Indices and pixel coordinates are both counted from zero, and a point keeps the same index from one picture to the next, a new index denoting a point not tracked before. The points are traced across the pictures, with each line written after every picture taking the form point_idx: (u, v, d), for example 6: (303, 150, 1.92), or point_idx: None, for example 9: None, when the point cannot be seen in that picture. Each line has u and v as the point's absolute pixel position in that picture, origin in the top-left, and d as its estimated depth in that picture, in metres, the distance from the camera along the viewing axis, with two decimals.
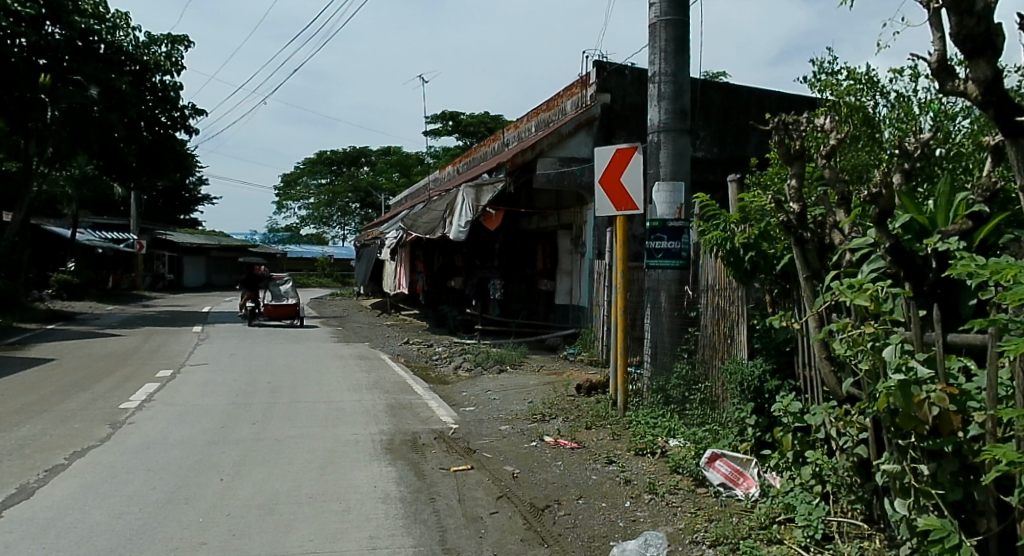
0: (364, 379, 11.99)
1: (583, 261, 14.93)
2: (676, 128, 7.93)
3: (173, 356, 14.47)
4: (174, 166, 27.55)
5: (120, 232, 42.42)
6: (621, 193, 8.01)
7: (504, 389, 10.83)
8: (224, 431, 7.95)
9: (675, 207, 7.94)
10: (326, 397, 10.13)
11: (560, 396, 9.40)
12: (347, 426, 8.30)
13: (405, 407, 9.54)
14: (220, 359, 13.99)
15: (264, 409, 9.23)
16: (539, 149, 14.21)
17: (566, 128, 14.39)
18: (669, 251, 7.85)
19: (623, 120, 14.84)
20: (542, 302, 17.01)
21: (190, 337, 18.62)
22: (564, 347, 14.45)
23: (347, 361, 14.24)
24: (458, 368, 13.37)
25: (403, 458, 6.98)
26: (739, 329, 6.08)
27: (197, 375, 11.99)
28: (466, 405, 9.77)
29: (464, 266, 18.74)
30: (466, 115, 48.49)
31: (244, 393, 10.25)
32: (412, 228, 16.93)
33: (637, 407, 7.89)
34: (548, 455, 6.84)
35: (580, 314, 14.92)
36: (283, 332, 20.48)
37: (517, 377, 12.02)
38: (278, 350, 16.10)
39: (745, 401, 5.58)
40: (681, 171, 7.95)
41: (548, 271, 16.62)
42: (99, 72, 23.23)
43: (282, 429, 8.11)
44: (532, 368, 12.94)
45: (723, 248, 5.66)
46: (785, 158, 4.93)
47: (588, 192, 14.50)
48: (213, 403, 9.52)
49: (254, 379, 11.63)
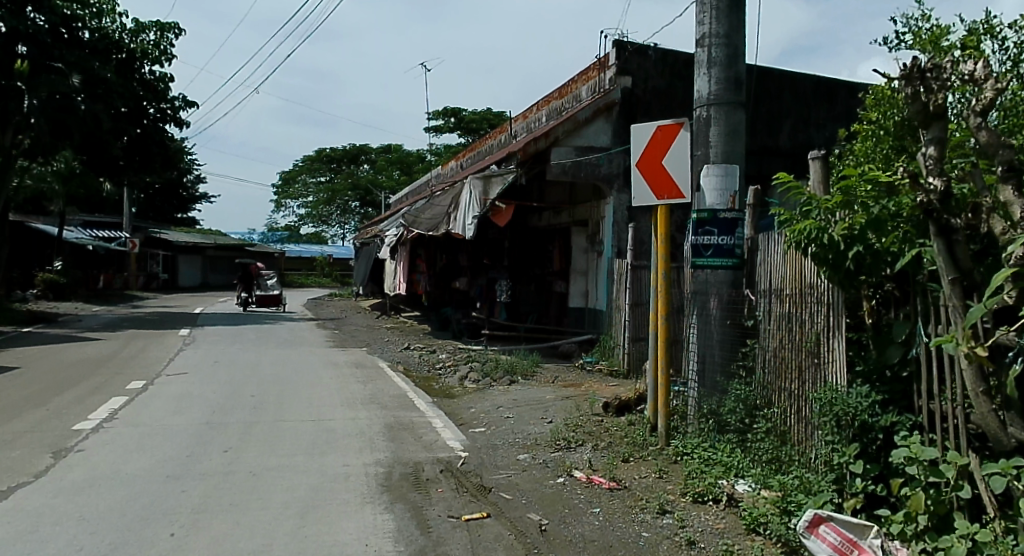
0: (360, 392, 10.73)
1: (600, 261, 13.74)
2: (729, 101, 6.64)
3: (151, 363, 13.18)
4: (164, 162, 26.25)
5: (112, 231, 41.15)
6: (664, 178, 6.73)
7: (518, 405, 9.57)
8: (191, 461, 6.66)
9: (728, 194, 6.61)
10: (315, 416, 8.83)
11: (585, 416, 8.18)
12: (337, 455, 7.01)
13: (406, 429, 8.26)
14: (203, 369, 12.69)
15: (242, 432, 7.94)
16: (554, 137, 12.94)
17: (582, 115, 13.12)
18: (720, 248, 6.58)
19: (644, 105, 13.52)
20: (555, 305, 15.69)
21: (174, 341, 17.34)
22: (580, 354, 13.28)
23: (343, 370, 12.96)
24: (464, 379, 12.05)
25: (403, 500, 5.66)
26: (824, 343, 4.85)
27: (173, 387, 10.70)
28: (476, 426, 8.50)
29: (468, 266, 17.40)
30: (468, 111, 47.53)
31: (221, 411, 8.96)
32: (414, 224, 15.69)
33: (682, 435, 6.62)
34: (579, 499, 5.54)
35: (598, 318, 13.67)
36: (276, 336, 19.21)
37: (531, 390, 10.76)
38: (267, 356, 14.83)
39: (847, 442, 4.28)
40: (736, 152, 6.67)
41: (563, 271, 15.30)
42: (83, 60, 21.97)
43: (259, 459, 6.82)
44: (546, 380, 11.66)
45: (821, 241, 4.35)
46: (919, 119, 3.65)
47: (607, 184, 13.30)
48: (184, 423, 8.23)
49: (236, 392, 10.35)
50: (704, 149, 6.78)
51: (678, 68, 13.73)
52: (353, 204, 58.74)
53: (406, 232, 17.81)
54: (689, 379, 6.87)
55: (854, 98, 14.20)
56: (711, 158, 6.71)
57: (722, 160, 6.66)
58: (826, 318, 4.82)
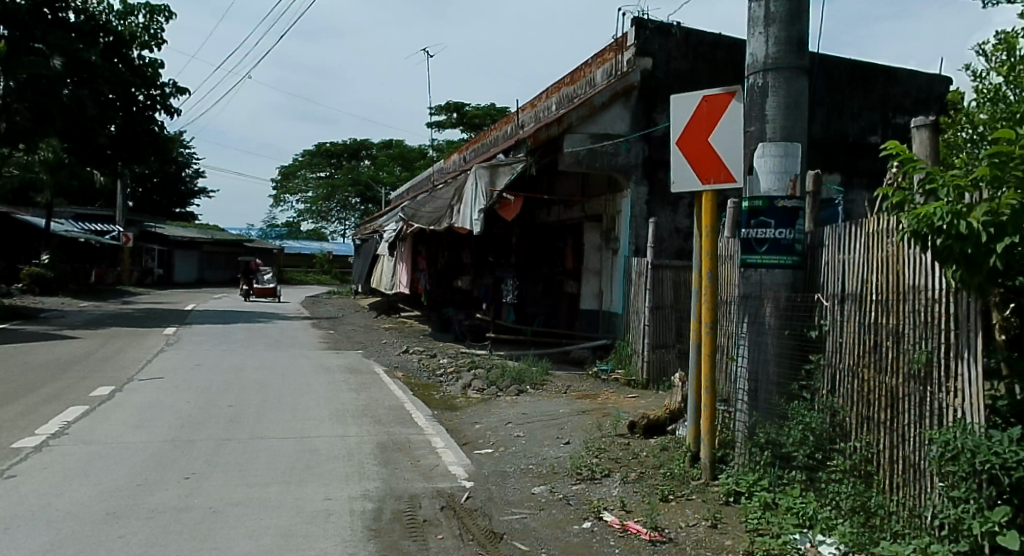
0: (351, 402, 9.61)
1: (616, 259, 12.67)
2: (791, 66, 5.52)
3: (124, 366, 12.08)
4: (154, 151, 25.05)
5: (104, 224, 40.09)
6: (710, 158, 5.60)
7: (528, 421, 8.47)
8: (142, 492, 5.55)
9: (788, 178, 5.47)
10: (297, 432, 7.70)
11: (608, 437, 7.12)
12: (318, 486, 5.88)
13: (401, 450, 7.16)
14: (181, 373, 11.59)
15: (210, 453, 6.84)
16: (567, 124, 11.85)
17: (598, 99, 12.01)
18: (778, 243, 5.47)
19: (665, 89, 12.40)
20: (565, 307, 14.64)
21: (156, 341, 16.24)
22: (593, 362, 12.22)
23: (336, 376, 11.86)
24: (467, 388, 10.94)
25: (393, 551, 4.53)
26: (942, 369, 3.74)
27: (143, 395, 9.61)
28: (482, 446, 7.39)
29: (472, 264, 16.34)
30: (471, 106, 46.42)
31: (190, 425, 7.84)
32: (414, 218, 14.60)
33: (731, 466, 5.55)
34: (615, 553, 4.43)
35: (612, 321, 12.60)
36: (268, 336, 18.11)
37: (542, 403, 9.66)
38: (255, 358, 13.74)
39: (993, 503, 3.23)
40: (798, 129, 5.54)
41: (575, 271, 14.21)
42: (66, 42, 20.92)
43: (224, 489, 5.71)
44: (558, 391, 10.60)
45: (954, 231, 3.25)
46: None
47: (624, 175, 12.22)
48: (144, 441, 7.10)
49: (212, 402, 9.25)
50: (758, 124, 5.63)
51: (703, 49, 12.60)
52: (353, 200, 57.63)
53: (406, 226, 16.72)
54: (737, 401, 5.79)
55: (893, 85, 13.11)
56: (766, 136, 5.57)
57: (780, 138, 5.52)
58: (945, 334, 3.73)
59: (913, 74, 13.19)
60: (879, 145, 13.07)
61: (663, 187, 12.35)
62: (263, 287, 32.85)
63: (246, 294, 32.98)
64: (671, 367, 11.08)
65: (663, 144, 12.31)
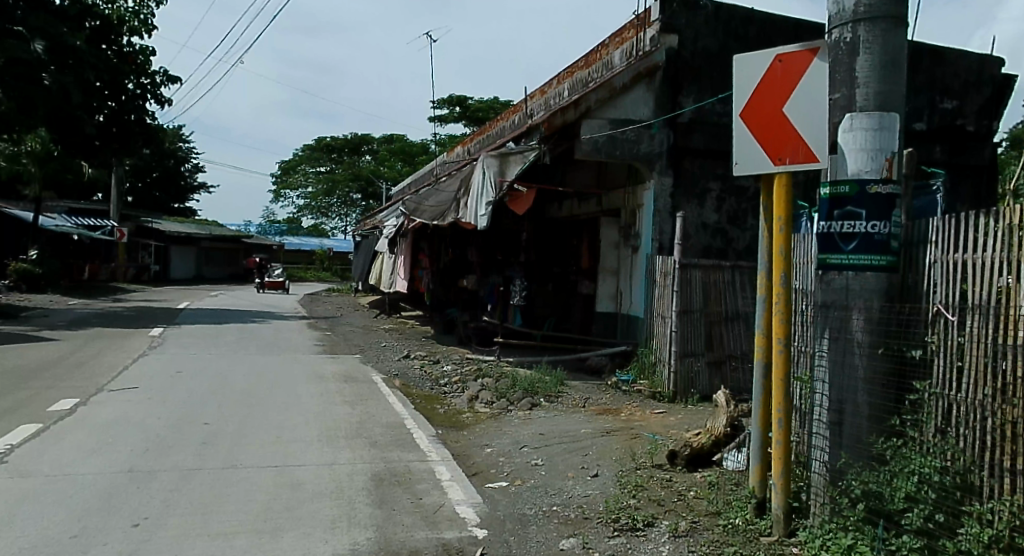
0: (343, 419, 8.52)
1: (637, 257, 11.60)
2: (892, 15, 4.41)
3: (96, 373, 10.98)
4: (145, 144, 23.92)
5: (98, 219, 39.02)
6: (784, 133, 4.50)
7: (547, 444, 7.38)
8: (74, 550, 4.43)
9: (883, 157, 4.32)
10: (278, 460, 6.58)
11: (644, 469, 6.07)
12: (296, 538, 4.77)
13: (399, 483, 6.06)
14: (159, 382, 10.48)
15: (171, 489, 5.73)
16: (585, 107, 10.78)
17: (619, 81, 10.91)
18: (870, 240, 4.33)
19: (693, 70, 11.27)
20: (579, 309, 13.52)
21: (139, 343, 15.15)
22: (611, 371, 11.14)
23: (329, 386, 10.74)
24: (474, 401, 9.84)
25: None
26: None
27: (109, 409, 8.52)
28: (495, 479, 6.29)
29: (478, 263, 15.16)
30: (475, 99, 45.30)
31: (155, 450, 6.74)
32: (417, 212, 13.52)
33: (812, 520, 4.46)
34: None
35: (632, 326, 11.53)
36: (260, 337, 17.03)
37: (560, 420, 8.56)
38: (243, 365, 12.64)
39: None
40: (896, 96, 4.41)
41: (591, 270, 13.09)
42: (49, 26, 19.83)
43: (178, 543, 4.59)
44: (575, 405, 9.51)
45: None
46: None
47: (646, 165, 11.13)
48: (94, 472, 6.00)
49: (186, 419, 8.14)
50: (845, 89, 4.50)
51: (734, 25, 11.45)
52: (353, 196, 56.45)
53: (407, 222, 15.66)
54: (814, 436, 4.70)
55: (941, 66, 11.95)
56: (856, 105, 4.44)
57: (875, 106, 4.38)
58: None
59: (963, 54, 12.02)
60: (925, 132, 11.95)
61: (689, 179, 11.27)
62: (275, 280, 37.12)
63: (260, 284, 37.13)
64: (699, 379, 10.06)
65: (689, 131, 11.22)
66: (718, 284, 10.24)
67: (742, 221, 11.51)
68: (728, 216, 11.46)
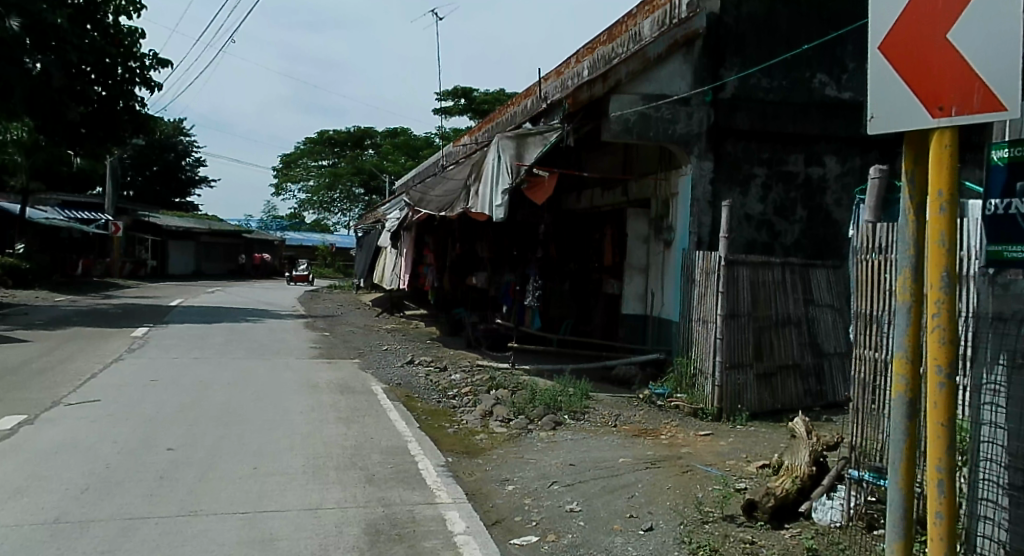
0: (334, 443, 7.19)
1: (670, 253, 10.26)
2: None
3: (56, 382, 9.67)
4: (134, 132, 22.66)
5: (91, 212, 37.83)
6: (946, 68, 2.50)
7: (580, 478, 6.07)
8: None
9: None
10: (248, 505, 5.24)
11: (715, 524, 4.78)
12: None
13: (400, 538, 4.72)
14: (126, 393, 9.18)
15: (102, 549, 4.39)
16: (614, 81, 9.46)
17: (653, 51, 9.57)
18: None
19: (736, 40, 9.91)
20: (601, 311, 12.22)
21: (116, 345, 13.85)
22: (642, 382, 9.85)
23: (322, 398, 9.43)
24: (488, 418, 8.52)
25: None
26: None
27: (57, 429, 7.22)
28: (524, 532, 4.95)
29: (489, 258, 13.74)
30: (480, 92, 44.00)
31: (96, 489, 5.42)
32: (422, 202, 12.25)
33: None
34: None
35: (665, 330, 10.20)
36: (251, 339, 15.74)
37: (589, 445, 7.25)
38: (227, 371, 11.34)
39: None
40: None
41: (616, 267, 11.72)
42: (26, 2, 18.73)
43: None
44: (606, 424, 8.19)
45: None
46: None
47: (683, 148, 9.80)
48: (9, 524, 4.68)
49: (146, 444, 6.81)
50: None
51: None
52: (357, 191, 55.34)
53: (410, 212, 14.31)
54: (979, 502, 3.38)
55: None
56: None
57: None
58: None
59: None
60: None
61: (730, 164, 9.93)
62: (301, 274, 42.48)
63: (290, 280, 42.87)
64: (747, 393, 8.71)
65: (732, 109, 9.86)
66: (766, 283, 8.92)
67: (789, 212, 10.13)
68: (774, 207, 10.10)
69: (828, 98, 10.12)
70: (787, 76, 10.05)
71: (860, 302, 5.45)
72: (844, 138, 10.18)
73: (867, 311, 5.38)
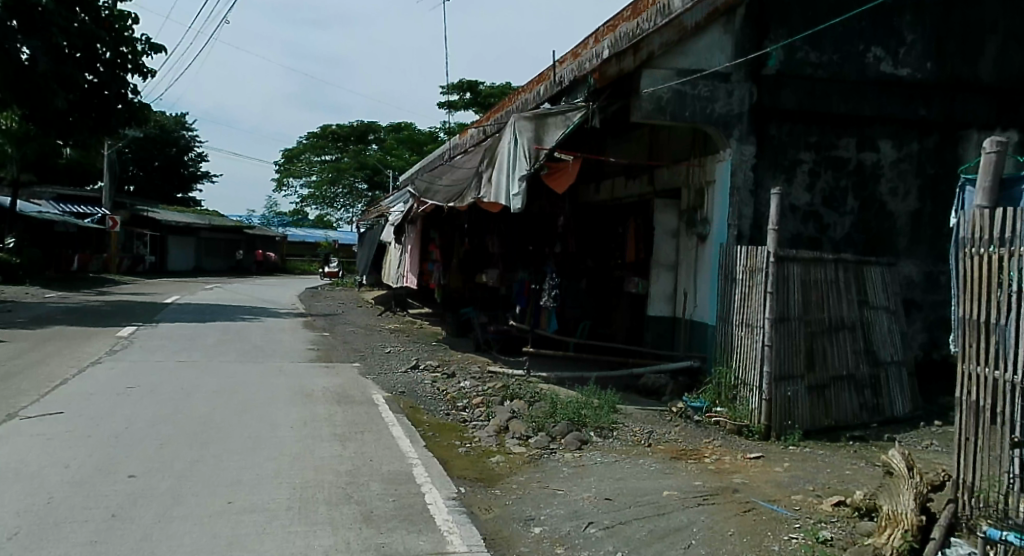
0: (325, 466, 6.14)
1: (704, 248, 9.18)
2: None
3: (18, 389, 8.64)
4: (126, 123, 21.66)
5: (88, 206, 36.90)
6: None
7: (620, 517, 5.01)
8: None
9: None
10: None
11: None
12: None
13: None
14: (95, 403, 8.17)
15: None
16: (645, 55, 8.38)
17: (690, 20, 8.48)
18: None
19: (782, 8, 8.83)
20: (625, 311, 11.17)
21: (96, 346, 12.83)
22: (675, 391, 8.81)
23: (316, 409, 8.41)
24: (503, 435, 7.48)
25: None
26: None
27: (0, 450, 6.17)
28: None
29: (500, 255, 12.65)
30: (485, 85, 43.02)
31: (26, 535, 4.38)
32: (428, 192, 11.20)
33: None
34: None
35: (699, 334, 9.14)
36: (244, 339, 14.72)
37: (623, 469, 6.22)
38: (212, 377, 10.31)
39: None
40: None
41: (640, 264, 10.66)
42: None
43: None
44: (638, 443, 7.14)
45: None
46: None
47: (721, 129, 8.72)
48: None
49: (101, 469, 5.76)
50: None
51: None
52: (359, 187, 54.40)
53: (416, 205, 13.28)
54: None
55: None
56: None
57: None
58: None
59: None
60: None
61: (775, 149, 8.86)
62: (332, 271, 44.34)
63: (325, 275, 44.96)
64: (797, 407, 7.65)
65: (778, 87, 8.80)
66: (819, 283, 7.85)
67: (839, 203, 9.06)
68: (822, 197, 9.03)
69: (883, 75, 9.05)
70: (838, 50, 8.97)
71: (971, 308, 4.42)
72: (900, 119, 9.11)
73: (981, 320, 4.34)
